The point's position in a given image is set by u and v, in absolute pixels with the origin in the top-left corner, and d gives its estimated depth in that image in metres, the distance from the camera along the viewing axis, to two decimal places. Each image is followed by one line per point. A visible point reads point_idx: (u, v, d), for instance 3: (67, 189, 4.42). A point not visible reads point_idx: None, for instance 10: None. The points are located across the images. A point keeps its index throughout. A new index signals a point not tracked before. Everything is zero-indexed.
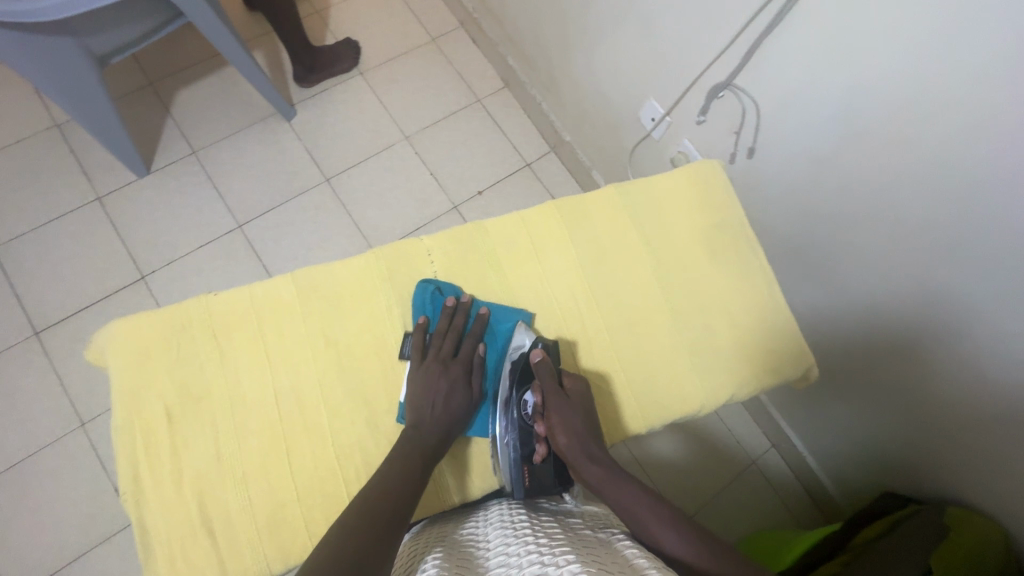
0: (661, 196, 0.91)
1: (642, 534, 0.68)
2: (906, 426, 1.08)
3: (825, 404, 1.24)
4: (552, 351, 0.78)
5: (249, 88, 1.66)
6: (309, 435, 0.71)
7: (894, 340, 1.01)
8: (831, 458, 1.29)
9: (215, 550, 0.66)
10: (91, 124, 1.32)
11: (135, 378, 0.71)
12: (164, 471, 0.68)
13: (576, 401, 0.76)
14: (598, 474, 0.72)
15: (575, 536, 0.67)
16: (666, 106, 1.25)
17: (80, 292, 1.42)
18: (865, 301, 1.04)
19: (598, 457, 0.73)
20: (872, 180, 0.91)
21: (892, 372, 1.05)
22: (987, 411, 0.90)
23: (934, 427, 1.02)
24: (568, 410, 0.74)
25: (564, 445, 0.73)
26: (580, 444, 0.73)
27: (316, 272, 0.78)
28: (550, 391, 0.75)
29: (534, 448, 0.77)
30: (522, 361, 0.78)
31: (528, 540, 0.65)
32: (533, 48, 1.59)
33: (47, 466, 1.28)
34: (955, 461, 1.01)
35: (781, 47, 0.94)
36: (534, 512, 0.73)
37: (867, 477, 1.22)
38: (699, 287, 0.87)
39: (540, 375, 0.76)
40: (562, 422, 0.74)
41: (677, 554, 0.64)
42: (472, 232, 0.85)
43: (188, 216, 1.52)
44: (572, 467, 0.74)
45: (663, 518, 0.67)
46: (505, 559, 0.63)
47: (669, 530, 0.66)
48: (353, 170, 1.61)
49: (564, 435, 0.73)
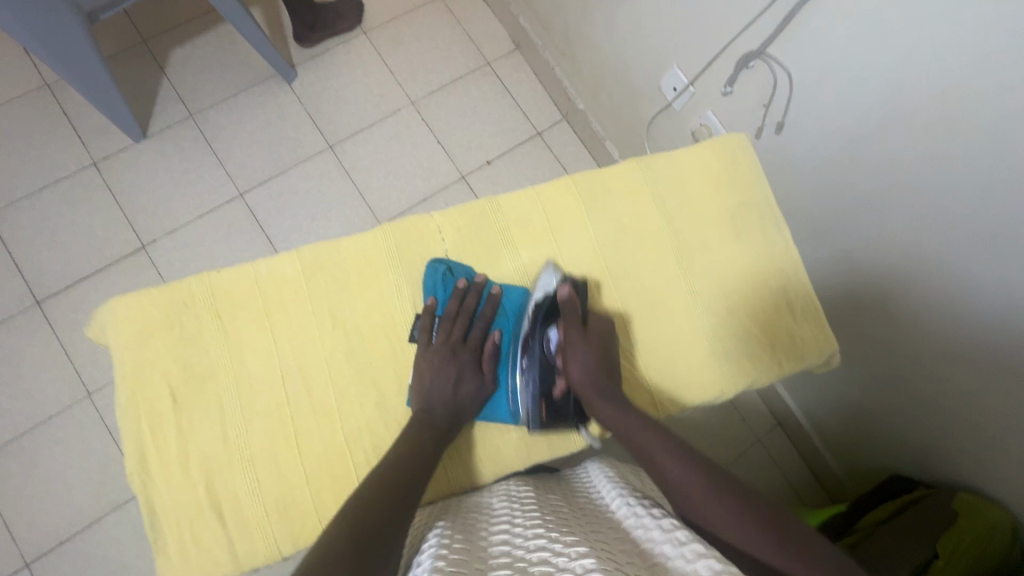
0: (684, 171, 0.87)
1: (647, 463, 0.68)
2: (922, 416, 1.04)
3: (836, 389, 1.21)
4: (580, 290, 0.77)
5: (247, 47, 1.58)
6: (317, 418, 0.70)
7: (912, 332, 0.98)
8: (840, 440, 1.27)
9: (225, 532, 0.66)
10: (84, 87, 1.26)
11: (138, 358, 0.69)
12: (171, 454, 0.67)
13: (597, 340, 0.74)
14: (610, 411, 0.71)
15: (581, 519, 0.66)
16: (690, 75, 1.18)
17: (80, 260, 1.39)
18: (883, 287, 0.99)
19: (608, 391, 0.72)
20: (906, 159, 0.86)
21: (906, 361, 1.02)
22: (1005, 404, 0.88)
23: (950, 417, 0.98)
24: (585, 348, 0.73)
25: (579, 377, 0.72)
26: (596, 378, 0.72)
27: (322, 248, 0.74)
28: (572, 323, 0.74)
29: (554, 383, 0.75)
30: (549, 298, 0.77)
31: (534, 517, 0.64)
32: (548, 8, 1.50)
33: (55, 436, 1.29)
34: (967, 452, 0.98)
35: (821, 15, 0.88)
36: (540, 494, 0.72)
37: (876, 461, 1.20)
38: (722, 268, 0.84)
39: (565, 312, 0.75)
40: (579, 356, 0.72)
41: (681, 484, 0.65)
42: (485, 207, 0.80)
43: (188, 183, 1.47)
44: (586, 402, 0.73)
45: (669, 451, 0.67)
46: (511, 531, 0.62)
47: (677, 463, 0.66)
48: (357, 137, 1.55)
49: (580, 368, 0.72)
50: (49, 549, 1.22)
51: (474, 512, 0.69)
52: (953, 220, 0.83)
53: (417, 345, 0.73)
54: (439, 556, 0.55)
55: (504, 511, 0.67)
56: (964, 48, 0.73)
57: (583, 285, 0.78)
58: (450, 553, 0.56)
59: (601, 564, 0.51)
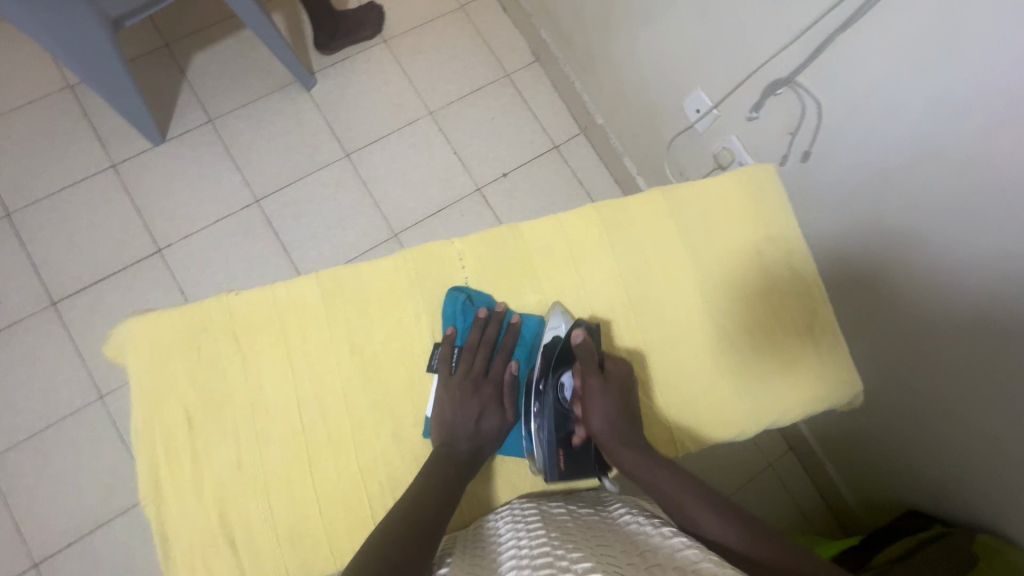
0: (709, 201, 0.85)
1: (680, 516, 0.66)
2: (945, 455, 1.02)
3: (854, 420, 1.18)
4: (593, 333, 0.75)
5: (268, 54, 1.58)
6: (332, 446, 0.69)
7: (936, 367, 0.95)
8: (855, 470, 1.24)
9: (237, 559, 0.65)
10: (106, 91, 1.27)
11: (156, 379, 0.69)
12: (186, 479, 0.67)
13: (617, 387, 0.71)
14: (634, 459, 0.68)
15: (588, 533, 0.64)
16: (714, 97, 1.16)
17: (97, 263, 1.40)
18: (907, 323, 0.97)
19: (633, 439, 0.69)
20: (938, 194, 0.83)
21: (929, 399, 1.00)
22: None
23: (973, 458, 0.96)
24: (604, 397, 0.69)
25: (600, 428, 0.69)
26: (619, 427, 0.69)
27: (342, 273, 0.74)
28: (592, 372, 0.70)
29: (572, 431, 0.72)
30: (561, 341, 0.74)
31: (539, 534, 0.62)
32: (570, 23, 1.49)
33: (66, 438, 1.29)
34: (989, 493, 0.96)
35: (855, 45, 0.87)
36: (545, 510, 0.69)
37: (892, 495, 1.18)
38: (746, 302, 0.82)
39: (581, 361, 0.71)
40: (600, 407, 0.69)
41: (717, 536, 0.63)
42: (507, 235, 0.79)
43: (205, 188, 1.48)
44: (607, 453, 0.70)
45: (699, 501, 0.66)
46: (516, 553, 0.60)
47: (709, 514, 0.65)
48: (374, 146, 1.55)
49: (602, 419, 0.69)
50: (56, 550, 1.23)
51: (481, 539, 0.67)
52: (985, 259, 0.80)
53: (436, 375, 0.73)
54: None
55: (510, 532, 0.65)
56: (1004, 88, 0.71)
57: (597, 328, 0.75)
58: None
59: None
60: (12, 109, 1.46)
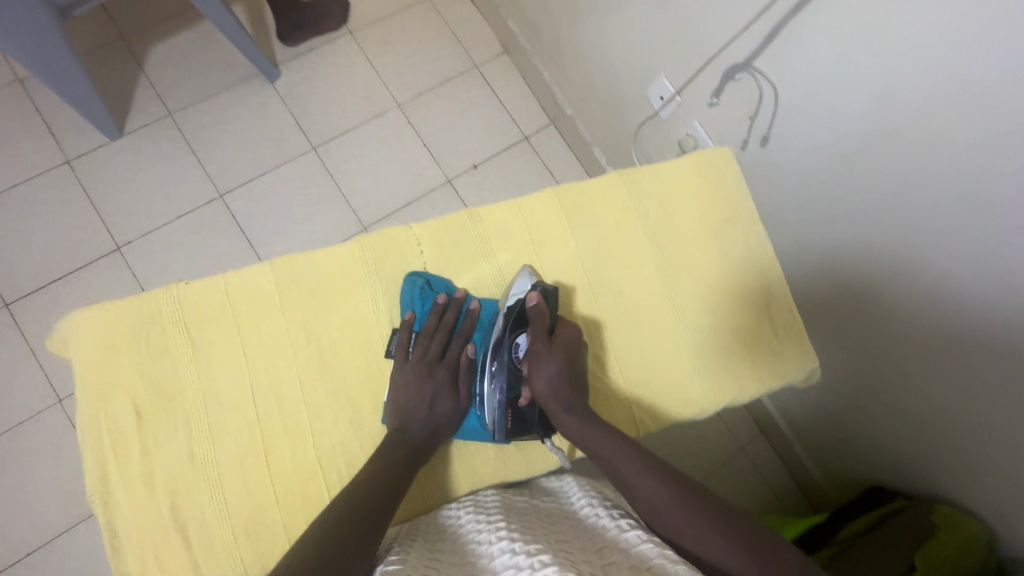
0: (667, 183, 0.86)
1: (615, 476, 0.68)
2: (904, 431, 1.05)
3: (819, 400, 1.21)
4: (551, 297, 0.74)
5: (229, 45, 1.54)
6: (289, 436, 0.68)
7: (892, 343, 0.98)
8: (823, 450, 1.27)
9: (191, 554, 0.63)
10: (58, 84, 1.22)
11: (101, 372, 0.66)
12: (136, 473, 0.65)
13: (563, 348, 0.71)
14: (574, 425, 0.69)
15: (550, 527, 0.64)
16: (677, 84, 1.17)
17: (53, 262, 1.35)
18: (867, 306, 0.99)
19: (575, 407, 0.70)
20: (893, 172, 0.85)
21: (886, 380, 1.03)
22: (982, 418, 0.88)
23: (932, 431, 0.99)
24: (551, 359, 0.70)
25: (542, 392, 0.70)
26: (562, 390, 0.70)
27: (297, 259, 0.72)
28: (538, 335, 0.71)
29: (522, 391, 0.72)
30: (518, 304, 0.74)
31: (500, 526, 0.61)
32: (536, 12, 1.49)
33: (24, 443, 1.25)
34: (945, 464, 0.99)
35: (808, 31, 0.88)
36: (507, 501, 0.69)
37: (859, 472, 1.20)
38: (704, 283, 0.83)
39: (532, 322, 0.72)
40: (545, 369, 0.70)
41: (651, 499, 0.65)
42: (466, 219, 0.79)
43: (166, 184, 1.44)
44: (550, 415, 0.71)
45: (637, 466, 0.67)
46: (476, 548, 0.59)
47: (644, 477, 0.66)
48: (342, 139, 1.53)
49: (545, 380, 0.70)
50: (16, 560, 1.18)
51: (441, 530, 0.66)
52: (937, 237, 0.83)
53: (393, 361, 0.72)
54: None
55: (471, 526, 0.64)
56: (951, 67, 0.73)
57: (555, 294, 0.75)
58: None
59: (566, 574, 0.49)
60: None
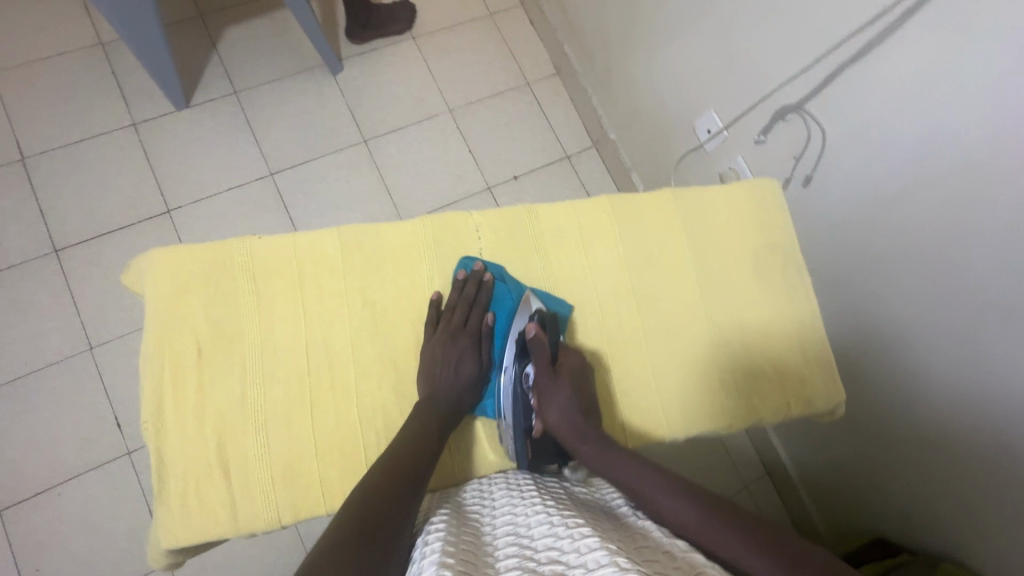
0: (713, 207, 0.92)
1: (645, 506, 0.66)
2: (912, 480, 1.02)
3: (824, 446, 1.22)
4: (551, 325, 0.79)
5: (299, 36, 1.63)
6: (334, 392, 0.73)
7: (904, 398, 0.99)
8: (823, 497, 1.27)
9: (229, 491, 0.68)
10: (141, 49, 1.29)
11: (171, 309, 0.72)
12: (190, 407, 0.70)
13: (569, 374, 0.77)
14: (593, 454, 0.72)
15: (581, 507, 0.68)
16: (726, 119, 1.22)
17: (105, 216, 1.41)
18: (891, 360, 0.99)
19: (588, 433, 0.73)
20: (927, 222, 0.86)
21: (895, 435, 1.03)
22: (993, 479, 0.86)
23: (940, 483, 0.96)
24: (561, 392, 0.75)
25: (557, 424, 0.74)
26: (573, 419, 0.74)
27: (363, 231, 0.80)
28: (542, 367, 0.77)
29: (533, 423, 0.78)
30: (521, 340, 0.80)
31: (535, 500, 0.65)
32: (593, 39, 1.56)
33: (49, 384, 1.27)
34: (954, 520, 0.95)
35: (859, 82, 0.92)
36: (541, 480, 0.74)
37: (861, 526, 1.18)
38: (741, 303, 0.87)
39: (536, 355, 0.77)
40: (556, 401, 0.74)
41: (681, 522, 0.62)
42: (522, 215, 0.86)
43: (222, 156, 1.50)
44: (568, 447, 0.74)
45: (664, 489, 0.66)
46: (513, 518, 0.64)
47: (672, 500, 0.64)
48: (392, 135, 1.59)
49: (556, 412, 0.74)
50: (24, 498, 1.20)
51: (476, 503, 0.70)
52: (965, 294, 0.84)
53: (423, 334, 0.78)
54: (445, 546, 0.56)
55: (506, 499, 0.68)
56: (998, 127, 0.75)
57: (553, 318, 0.79)
58: (459, 546, 0.57)
59: (607, 545, 0.52)
60: (41, 59, 1.48)
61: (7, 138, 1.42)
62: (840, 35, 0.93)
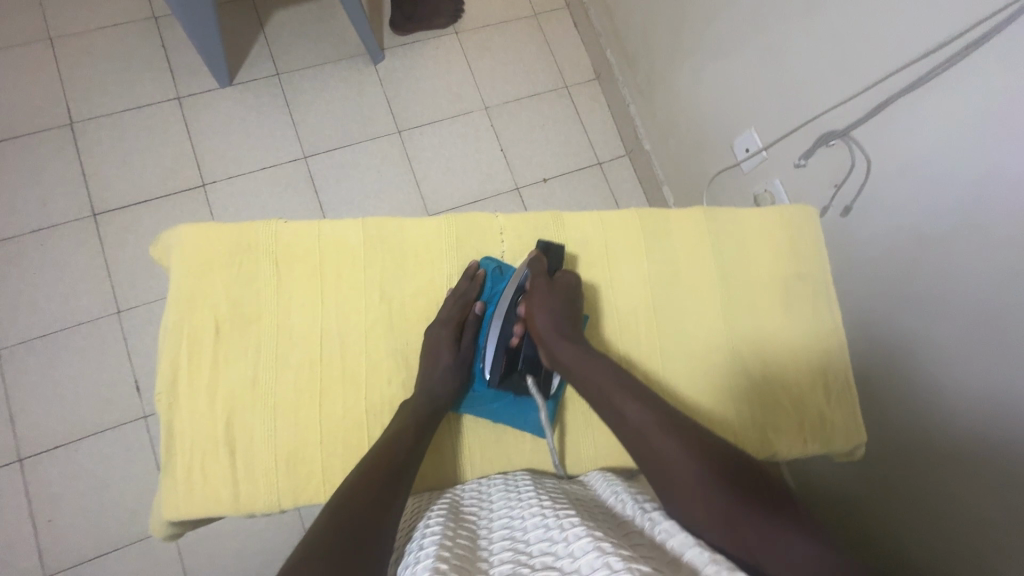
0: (748, 230, 0.90)
1: (606, 404, 0.72)
2: (909, 517, 0.94)
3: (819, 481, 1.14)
4: (552, 252, 0.82)
5: (345, 23, 1.64)
6: (344, 383, 0.74)
7: (912, 456, 0.93)
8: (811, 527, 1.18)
9: (233, 471, 0.69)
10: (191, 26, 1.32)
11: (194, 284, 0.74)
12: (202, 383, 0.71)
13: (563, 290, 0.79)
14: (571, 353, 0.75)
15: (579, 507, 0.67)
16: (766, 139, 1.19)
17: (144, 185, 1.45)
18: (909, 412, 0.93)
19: (573, 336, 0.77)
20: (970, 267, 0.81)
21: (898, 491, 0.96)
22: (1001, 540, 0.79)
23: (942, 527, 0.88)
24: (549, 294, 0.78)
25: (543, 324, 0.77)
26: (561, 323, 0.77)
27: (387, 224, 0.81)
28: (538, 275, 0.79)
29: (512, 330, 0.80)
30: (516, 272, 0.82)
31: (532, 501, 0.65)
32: (637, 46, 1.53)
33: (76, 342, 1.31)
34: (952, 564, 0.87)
35: (912, 114, 0.88)
36: (537, 481, 0.73)
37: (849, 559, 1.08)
38: (767, 334, 0.85)
39: (532, 269, 0.80)
40: (544, 303, 0.77)
41: (639, 425, 0.68)
42: (549, 220, 0.86)
43: (259, 135, 1.53)
44: (545, 345, 0.77)
45: (629, 395, 0.70)
46: (509, 520, 0.63)
47: (633, 405, 0.70)
48: (426, 128, 1.59)
49: (545, 315, 0.77)
50: (43, 451, 1.24)
51: (474, 505, 0.69)
52: (998, 352, 0.78)
53: (423, 323, 0.79)
54: (440, 546, 0.56)
55: (503, 501, 0.68)
56: None
57: (558, 249, 0.83)
58: (454, 547, 0.57)
59: (600, 546, 0.52)
60: (97, 28, 1.53)
61: (59, 101, 1.47)
62: (898, 63, 0.89)
